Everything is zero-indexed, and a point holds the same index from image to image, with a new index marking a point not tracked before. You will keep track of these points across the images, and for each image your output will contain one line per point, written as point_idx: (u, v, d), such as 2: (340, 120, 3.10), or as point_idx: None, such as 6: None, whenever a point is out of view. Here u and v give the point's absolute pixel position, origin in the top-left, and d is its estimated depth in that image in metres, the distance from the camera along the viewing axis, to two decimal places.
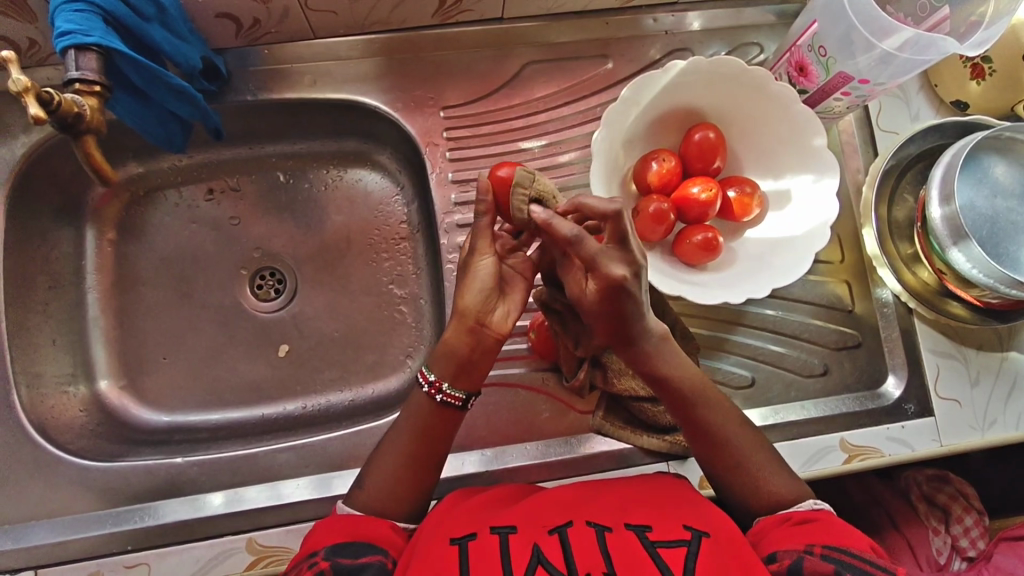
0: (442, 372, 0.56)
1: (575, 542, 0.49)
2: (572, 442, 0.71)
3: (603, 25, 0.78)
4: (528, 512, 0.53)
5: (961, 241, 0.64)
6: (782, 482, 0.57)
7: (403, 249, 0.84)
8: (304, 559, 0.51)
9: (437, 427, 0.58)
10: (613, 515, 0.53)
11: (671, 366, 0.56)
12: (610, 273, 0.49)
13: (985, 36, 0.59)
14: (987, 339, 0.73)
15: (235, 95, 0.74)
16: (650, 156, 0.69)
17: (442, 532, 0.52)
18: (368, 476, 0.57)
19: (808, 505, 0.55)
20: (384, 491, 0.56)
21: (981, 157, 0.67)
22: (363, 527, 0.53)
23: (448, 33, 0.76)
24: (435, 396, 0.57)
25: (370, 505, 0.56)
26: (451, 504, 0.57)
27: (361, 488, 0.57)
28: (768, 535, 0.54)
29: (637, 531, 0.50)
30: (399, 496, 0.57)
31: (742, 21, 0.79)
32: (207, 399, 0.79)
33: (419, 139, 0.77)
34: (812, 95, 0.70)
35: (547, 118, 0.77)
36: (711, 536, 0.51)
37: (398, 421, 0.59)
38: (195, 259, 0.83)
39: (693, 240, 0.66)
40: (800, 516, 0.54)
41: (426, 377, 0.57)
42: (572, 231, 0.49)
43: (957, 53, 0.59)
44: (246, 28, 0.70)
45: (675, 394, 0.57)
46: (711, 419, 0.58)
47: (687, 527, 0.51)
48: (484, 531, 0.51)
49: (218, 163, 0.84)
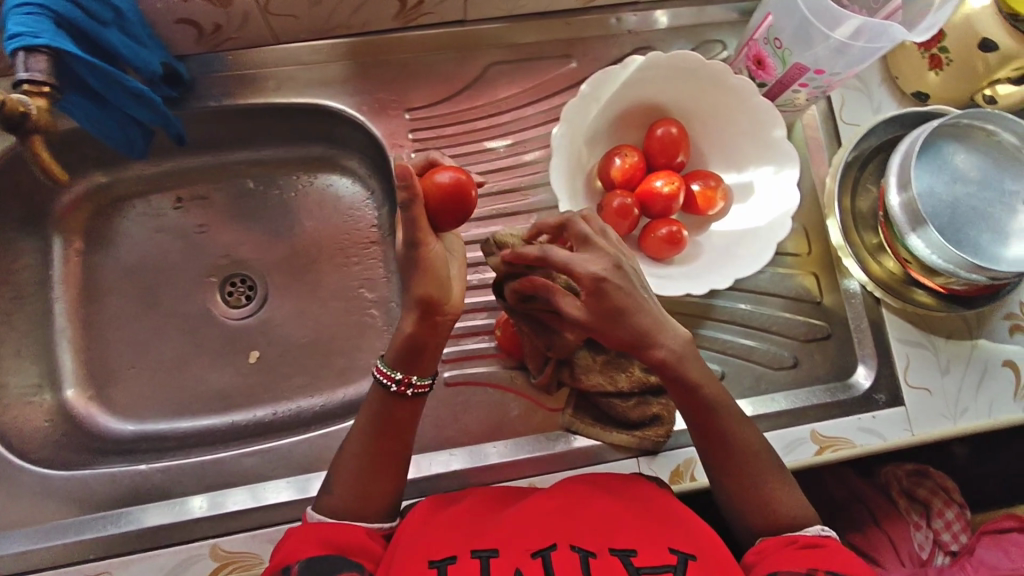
0: (410, 368, 0.57)
1: (559, 568, 0.49)
2: (542, 439, 0.70)
3: (565, 25, 0.79)
4: (508, 531, 0.53)
5: (919, 226, 0.63)
6: (780, 494, 0.58)
7: (373, 252, 0.85)
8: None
9: (402, 419, 0.58)
10: (598, 537, 0.52)
11: (693, 377, 0.56)
12: (588, 270, 0.51)
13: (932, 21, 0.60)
14: (956, 326, 0.74)
15: (198, 100, 0.74)
16: (614, 153, 0.70)
17: (420, 552, 0.51)
18: (335, 481, 0.57)
19: (814, 531, 0.56)
20: (355, 493, 0.56)
21: (939, 146, 0.67)
22: (339, 535, 0.53)
23: (410, 35, 0.77)
24: (405, 391, 0.57)
25: (344, 510, 0.56)
26: (423, 515, 0.56)
27: (330, 491, 0.57)
28: (771, 556, 0.54)
29: (621, 556, 0.51)
30: (373, 497, 0.57)
31: (703, 19, 0.80)
32: (177, 407, 0.79)
33: (384, 141, 0.77)
34: (771, 89, 0.70)
35: (511, 118, 0.78)
36: (697, 559, 0.51)
37: (359, 423, 0.59)
38: (164, 266, 0.83)
39: (658, 234, 0.67)
40: (806, 539, 0.54)
41: (391, 375, 0.57)
42: (539, 248, 0.54)
43: (909, 40, 0.58)
44: (207, 33, 0.70)
45: (694, 407, 0.57)
46: (727, 430, 0.58)
47: (673, 549, 0.52)
48: (463, 555, 0.50)
49: (186, 171, 0.85)
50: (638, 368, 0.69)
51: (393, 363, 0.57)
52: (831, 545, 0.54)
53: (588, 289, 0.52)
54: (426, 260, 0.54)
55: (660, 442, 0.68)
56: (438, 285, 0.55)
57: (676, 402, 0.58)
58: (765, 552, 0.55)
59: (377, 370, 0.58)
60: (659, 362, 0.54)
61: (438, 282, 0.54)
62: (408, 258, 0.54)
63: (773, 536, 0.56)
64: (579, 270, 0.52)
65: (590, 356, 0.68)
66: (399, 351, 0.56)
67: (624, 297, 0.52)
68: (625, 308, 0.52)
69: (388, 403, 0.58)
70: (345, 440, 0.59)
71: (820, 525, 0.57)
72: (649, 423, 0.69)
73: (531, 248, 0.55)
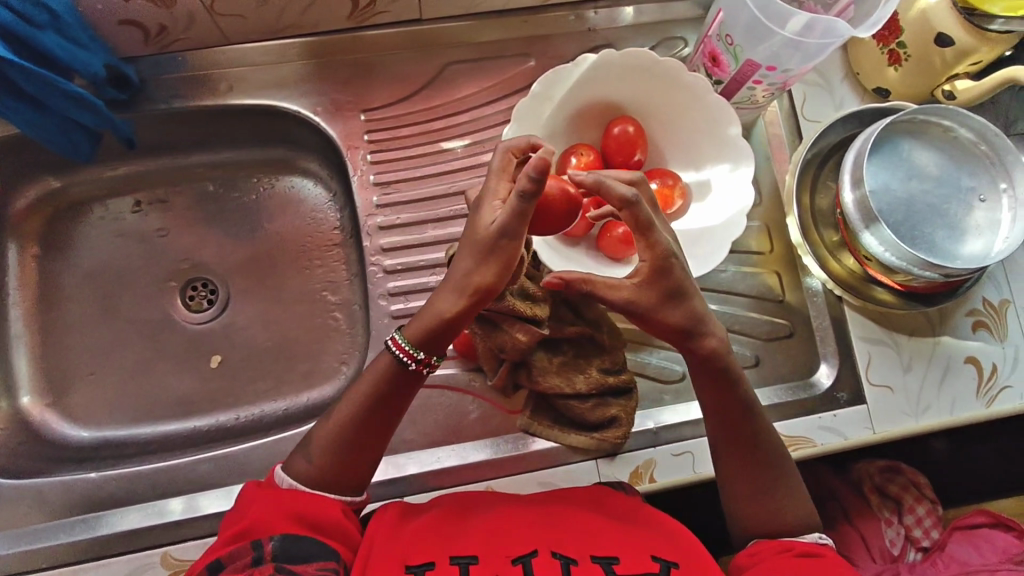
0: (431, 348, 0.55)
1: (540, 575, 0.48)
2: (501, 442, 0.70)
3: (524, 23, 0.78)
4: (489, 540, 0.52)
5: (872, 224, 0.62)
6: (789, 501, 0.57)
7: (335, 255, 0.84)
8: (241, 567, 0.47)
9: (400, 390, 0.56)
10: (580, 544, 0.51)
11: (736, 373, 0.56)
12: (660, 243, 0.51)
13: (877, 18, 0.58)
14: (918, 324, 0.73)
15: (149, 103, 0.73)
16: (569, 152, 0.69)
17: (398, 558, 0.50)
18: (316, 447, 0.55)
19: (811, 540, 0.55)
20: (334, 464, 0.54)
21: (896, 141, 0.66)
22: (316, 512, 0.51)
23: (365, 35, 0.76)
24: (423, 370, 0.56)
25: (320, 480, 0.54)
26: (394, 523, 0.54)
27: (307, 458, 0.55)
28: (765, 561, 0.53)
29: (603, 564, 0.50)
30: (353, 469, 0.55)
31: (664, 16, 0.80)
32: (137, 413, 0.78)
33: (340, 142, 0.76)
34: (726, 86, 0.69)
35: (469, 118, 0.77)
36: (679, 567, 0.51)
37: (354, 389, 0.56)
38: (123, 271, 0.82)
39: (615, 233, 0.67)
40: (802, 547, 0.53)
41: (412, 355, 0.54)
42: (629, 193, 0.50)
43: (850, 36, 0.58)
44: (154, 35, 0.69)
45: (725, 398, 0.57)
46: (753, 427, 0.57)
47: (655, 557, 0.51)
48: (442, 561, 0.49)
49: (144, 174, 0.84)
50: (596, 369, 0.68)
51: (416, 342, 0.54)
52: (829, 556, 0.53)
53: (654, 262, 0.51)
54: (509, 257, 0.51)
55: (620, 443, 0.68)
56: (497, 276, 0.52)
57: (704, 393, 0.58)
58: (761, 555, 0.54)
59: (393, 343, 0.55)
60: (701, 354, 0.55)
61: (498, 272, 0.52)
62: (491, 246, 0.51)
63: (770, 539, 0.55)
64: (656, 238, 0.51)
65: (546, 358, 0.67)
66: (427, 332, 0.54)
67: (678, 279, 0.52)
68: (676, 290, 0.52)
69: (395, 378, 0.55)
70: (331, 409, 0.57)
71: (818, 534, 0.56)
72: (607, 424, 0.69)
73: (618, 189, 0.50)
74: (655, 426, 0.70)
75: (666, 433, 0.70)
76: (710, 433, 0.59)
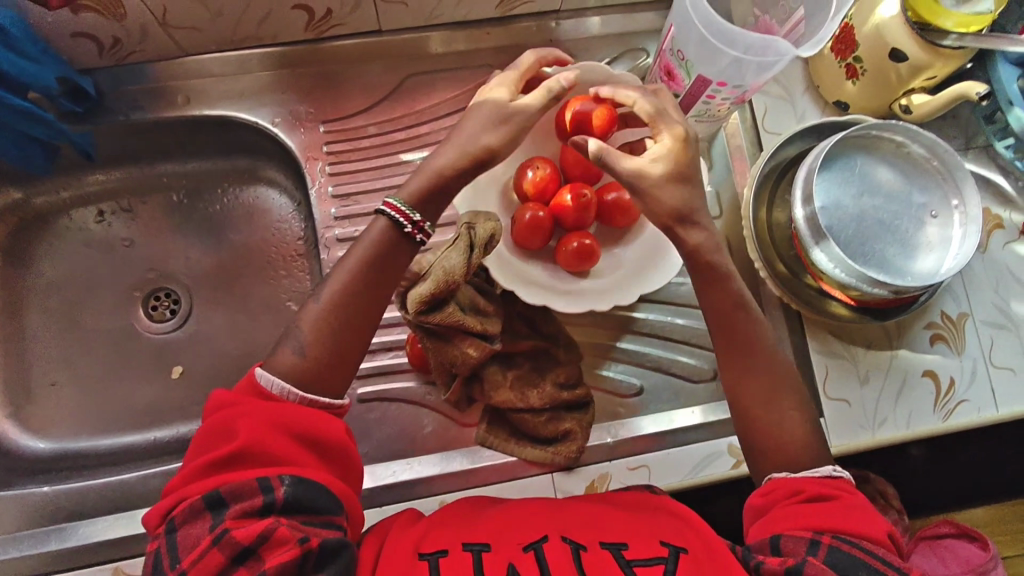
0: (422, 212, 0.57)
1: (550, 557, 0.47)
2: (457, 455, 0.69)
3: (486, 34, 0.77)
4: (502, 528, 0.52)
5: (822, 240, 0.62)
6: (788, 420, 0.56)
7: (300, 265, 0.84)
8: (252, 509, 0.44)
9: (394, 268, 0.56)
10: (588, 533, 0.51)
11: (726, 268, 0.58)
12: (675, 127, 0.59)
13: (818, 38, 0.58)
14: (877, 337, 0.74)
15: (108, 115, 0.73)
16: (526, 164, 0.69)
17: (409, 547, 0.50)
18: (303, 338, 0.53)
19: (827, 470, 0.53)
20: (324, 355, 0.53)
21: (848, 157, 0.66)
22: (317, 429, 0.49)
23: (326, 46, 0.75)
24: (416, 235, 0.56)
25: (308, 374, 0.52)
26: (405, 524, 0.54)
27: (294, 351, 0.52)
28: (777, 506, 0.52)
29: (613, 550, 0.49)
30: (341, 364, 0.53)
31: (629, 27, 0.79)
32: (99, 425, 0.78)
33: (300, 153, 0.76)
34: (682, 100, 0.69)
35: (431, 129, 0.77)
36: (688, 553, 0.49)
37: (339, 274, 0.55)
38: (86, 282, 0.82)
39: (570, 247, 0.66)
40: (814, 491, 0.51)
41: (408, 216, 0.55)
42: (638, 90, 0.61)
43: (796, 54, 0.57)
44: (109, 46, 0.69)
45: (720, 304, 0.58)
46: (754, 340, 0.57)
47: (664, 543, 0.49)
48: (455, 548, 0.49)
49: (108, 184, 0.84)
50: (550, 383, 0.69)
51: (412, 204, 0.56)
52: (843, 498, 0.50)
53: (672, 138, 0.58)
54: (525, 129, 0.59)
55: (573, 458, 0.68)
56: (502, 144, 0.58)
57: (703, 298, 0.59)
58: (773, 499, 0.52)
59: (388, 205, 0.55)
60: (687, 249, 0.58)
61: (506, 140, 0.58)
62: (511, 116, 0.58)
63: (791, 475, 0.53)
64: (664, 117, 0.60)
65: (499, 372, 0.68)
66: (422, 188, 0.57)
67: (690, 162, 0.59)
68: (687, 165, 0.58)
69: (393, 246, 0.56)
70: (316, 293, 0.55)
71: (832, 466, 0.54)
72: (561, 439, 0.69)
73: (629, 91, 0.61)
74: (612, 440, 0.70)
75: (622, 447, 0.70)
76: (717, 349, 0.59)
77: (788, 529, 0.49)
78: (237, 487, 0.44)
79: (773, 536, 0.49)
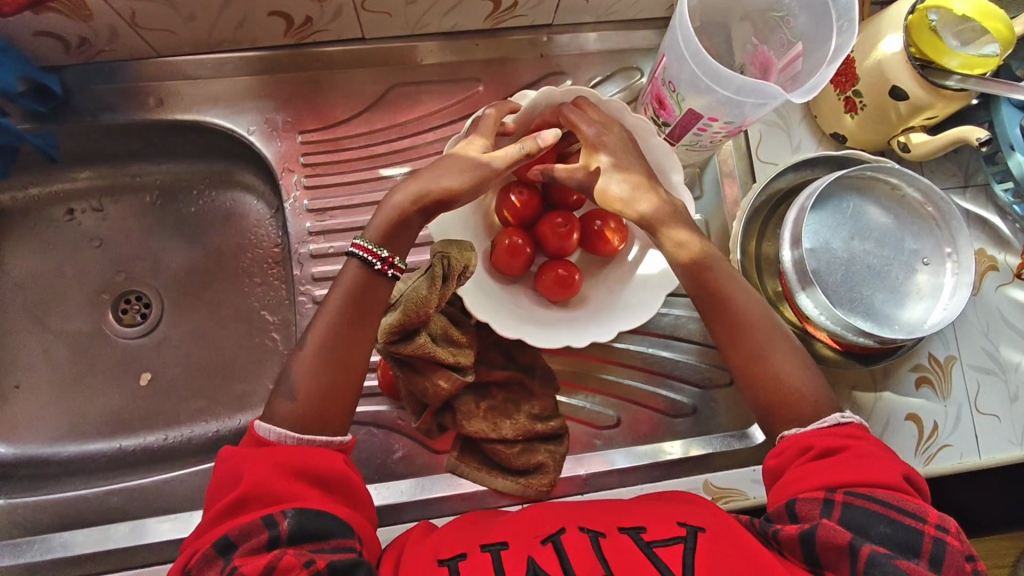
0: (392, 250, 0.54)
1: (570, 549, 0.46)
2: (426, 482, 0.68)
3: (475, 46, 0.75)
4: (517, 529, 0.51)
5: (807, 286, 0.60)
6: (785, 368, 0.54)
7: (276, 273, 0.81)
8: (259, 546, 0.42)
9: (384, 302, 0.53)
10: (607, 522, 0.50)
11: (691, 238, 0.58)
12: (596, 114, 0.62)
13: (815, 82, 0.55)
14: (861, 379, 0.73)
15: (75, 114, 0.70)
16: (507, 189, 0.67)
17: (427, 556, 0.49)
18: (297, 384, 0.50)
19: (834, 420, 0.51)
20: (316, 391, 0.50)
21: (841, 198, 0.64)
22: (316, 462, 0.47)
23: (307, 52, 0.72)
24: (387, 270, 0.53)
25: (303, 416, 0.49)
26: (423, 536, 0.53)
27: (287, 394, 0.50)
28: (789, 469, 0.50)
29: (631, 533, 0.48)
30: (337, 400, 0.51)
31: (623, 44, 0.76)
32: (61, 431, 0.76)
33: (276, 164, 0.73)
34: (673, 130, 0.66)
35: (413, 143, 0.74)
36: (707, 532, 0.48)
37: (325, 310, 0.52)
38: (53, 283, 0.80)
39: (550, 274, 0.64)
40: (821, 445, 0.49)
41: (375, 252, 0.53)
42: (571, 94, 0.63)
43: (788, 98, 0.55)
44: (76, 45, 0.66)
45: (696, 281, 0.57)
46: (737, 314, 0.56)
47: (682, 524, 0.49)
48: (473, 550, 0.48)
49: (78, 181, 0.81)
50: (524, 415, 0.67)
51: (377, 241, 0.53)
52: (852, 449, 0.49)
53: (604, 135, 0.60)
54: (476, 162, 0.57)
55: (545, 491, 0.66)
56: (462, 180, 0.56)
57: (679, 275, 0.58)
58: (784, 460, 0.51)
59: (358, 246, 0.53)
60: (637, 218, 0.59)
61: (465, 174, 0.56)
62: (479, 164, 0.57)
63: (798, 433, 0.51)
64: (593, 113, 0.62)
65: (473, 402, 0.66)
66: (387, 228, 0.54)
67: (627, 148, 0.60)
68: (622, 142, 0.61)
69: (367, 284, 0.53)
70: (303, 336, 0.52)
71: (841, 412, 0.52)
72: (534, 471, 0.67)
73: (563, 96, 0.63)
74: (585, 473, 0.69)
75: (595, 480, 0.69)
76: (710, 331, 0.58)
77: (801, 490, 0.48)
78: (243, 529, 0.43)
79: (787, 506, 0.48)
